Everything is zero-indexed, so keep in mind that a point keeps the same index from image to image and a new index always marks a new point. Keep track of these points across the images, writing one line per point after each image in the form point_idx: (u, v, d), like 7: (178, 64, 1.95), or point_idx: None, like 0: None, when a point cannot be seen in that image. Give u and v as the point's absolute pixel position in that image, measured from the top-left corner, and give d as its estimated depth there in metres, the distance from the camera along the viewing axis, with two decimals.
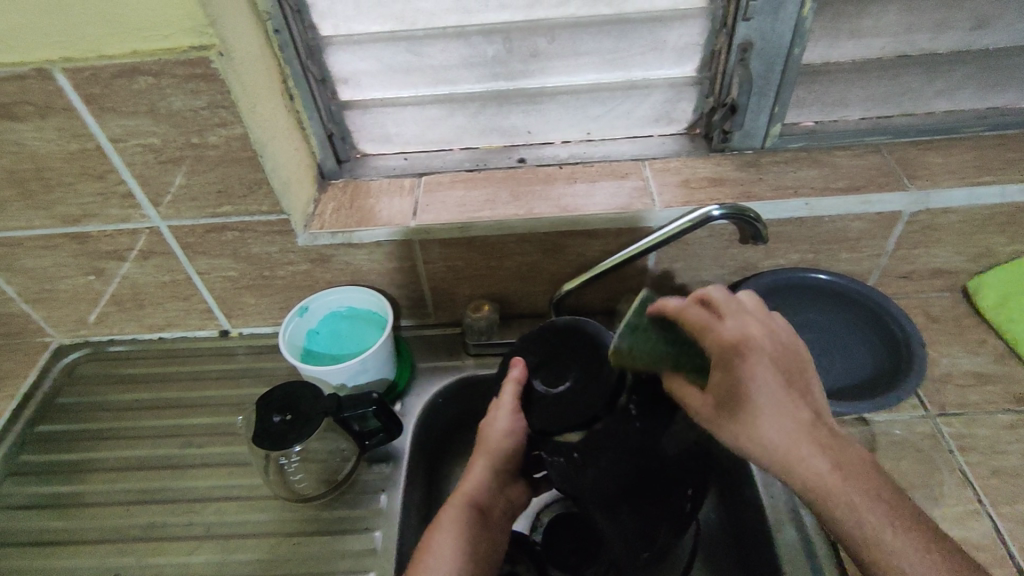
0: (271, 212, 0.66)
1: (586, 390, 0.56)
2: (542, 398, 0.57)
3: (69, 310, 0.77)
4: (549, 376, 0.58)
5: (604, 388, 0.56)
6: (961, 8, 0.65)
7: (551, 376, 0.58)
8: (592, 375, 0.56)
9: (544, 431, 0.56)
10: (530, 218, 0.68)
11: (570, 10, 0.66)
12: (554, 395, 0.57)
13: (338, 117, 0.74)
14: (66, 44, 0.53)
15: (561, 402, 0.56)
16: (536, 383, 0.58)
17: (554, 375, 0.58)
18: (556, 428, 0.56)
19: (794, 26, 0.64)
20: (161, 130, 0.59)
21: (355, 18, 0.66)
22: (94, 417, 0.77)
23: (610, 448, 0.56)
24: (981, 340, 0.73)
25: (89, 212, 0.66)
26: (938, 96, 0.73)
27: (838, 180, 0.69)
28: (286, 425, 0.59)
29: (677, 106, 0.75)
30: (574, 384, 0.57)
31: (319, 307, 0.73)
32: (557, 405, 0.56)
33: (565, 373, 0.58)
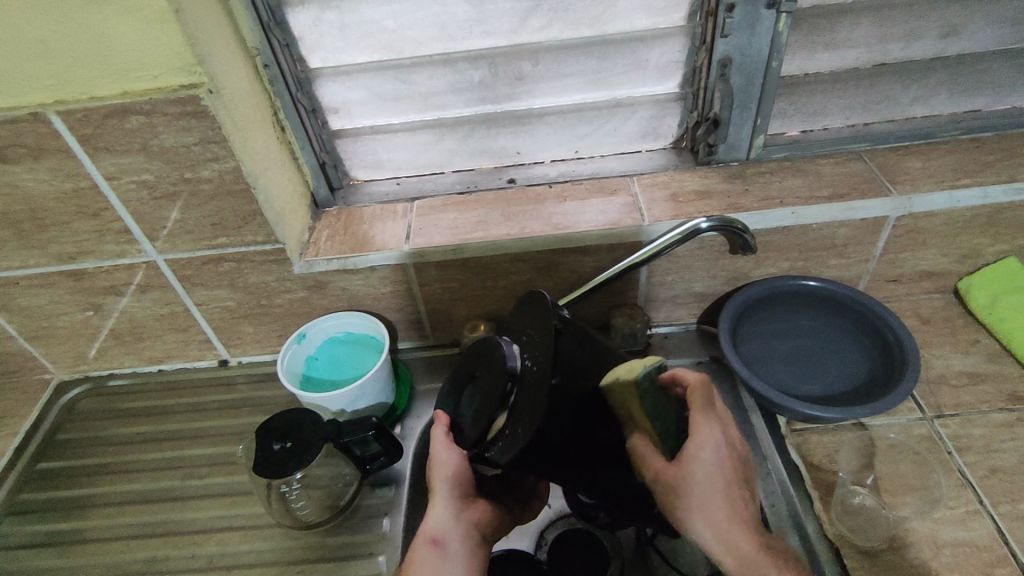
0: (265, 241, 0.67)
1: (487, 389, 0.51)
2: (466, 422, 0.53)
3: (68, 346, 0.78)
4: (466, 401, 0.54)
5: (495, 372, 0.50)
6: (932, 17, 0.67)
7: (467, 397, 0.54)
8: (490, 364, 0.51)
9: (479, 443, 0.50)
10: (521, 238, 0.69)
11: (552, 34, 0.68)
12: (472, 412, 0.52)
13: (330, 146, 0.75)
14: (60, 87, 0.54)
15: (477, 409, 0.51)
16: (460, 415, 0.54)
17: (468, 396, 0.54)
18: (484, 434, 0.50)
19: (771, 39, 0.66)
20: (155, 166, 0.60)
21: (343, 50, 0.67)
22: (95, 452, 0.77)
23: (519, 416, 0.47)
24: (973, 340, 0.74)
25: (85, 249, 0.67)
26: (916, 103, 0.75)
27: (822, 188, 0.70)
28: (286, 453, 0.59)
29: (661, 122, 0.76)
30: (483, 388, 0.51)
31: (316, 334, 0.73)
32: (476, 414, 0.51)
33: (474, 386, 0.53)
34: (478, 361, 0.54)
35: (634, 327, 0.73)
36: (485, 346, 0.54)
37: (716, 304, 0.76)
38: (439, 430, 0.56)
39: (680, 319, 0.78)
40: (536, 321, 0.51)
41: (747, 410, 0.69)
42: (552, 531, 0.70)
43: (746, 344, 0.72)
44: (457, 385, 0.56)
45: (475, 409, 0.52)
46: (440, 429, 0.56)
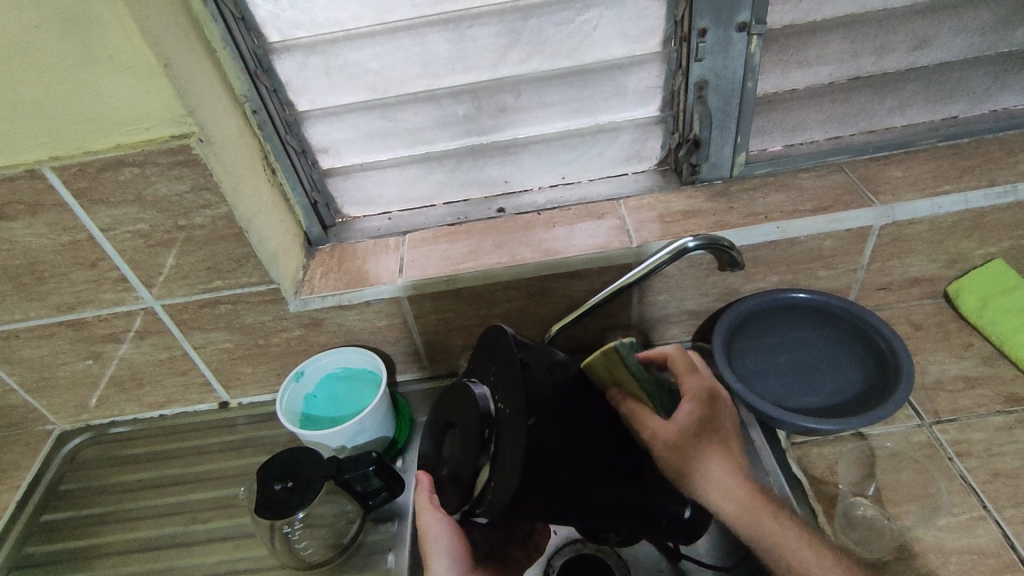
0: (260, 282, 0.68)
1: (467, 437, 0.54)
2: (449, 474, 0.56)
3: (69, 396, 0.78)
4: (448, 452, 0.57)
5: (470, 411, 0.54)
6: (901, 32, 0.69)
7: (452, 444, 0.57)
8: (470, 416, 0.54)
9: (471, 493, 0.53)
10: (512, 266, 0.70)
11: (533, 66, 0.69)
12: (456, 462, 0.55)
13: (321, 185, 0.77)
14: (55, 144, 0.55)
15: (463, 459, 0.54)
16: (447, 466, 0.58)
17: (450, 448, 0.57)
18: (470, 481, 0.53)
19: (745, 61, 0.68)
20: (149, 216, 0.61)
21: (329, 92, 0.69)
22: (98, 501, 0.76)
23: (503, 459, 0.49)
24: (968, 344, 0.74)
25: (84, 299, 0.68)
26: (893, 113, 0.76)
27: (806, 202, 0.71)
28: (287, 493, 0.59)
29: (644, 145, 0.78)
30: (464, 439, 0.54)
31: (314, 371, 0.74)
32: (457, 466, 0.55)
33: (454, 432, 0.57)
34: (454, 407, 0.58)
35: None
36: (458, 389, 0.58)
37: (709, 320, 0.77)
38: (423, 498, 0.58)
39: (675, 338, 0.78)
40: (497, 358, 0.54)
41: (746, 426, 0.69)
42: (559, 559, 0.66)
43: (741, 359, 0.72)
44: (439, 429, 0.60)
45: (462, 468, 0.54)
46: (428, 497, 0.58)
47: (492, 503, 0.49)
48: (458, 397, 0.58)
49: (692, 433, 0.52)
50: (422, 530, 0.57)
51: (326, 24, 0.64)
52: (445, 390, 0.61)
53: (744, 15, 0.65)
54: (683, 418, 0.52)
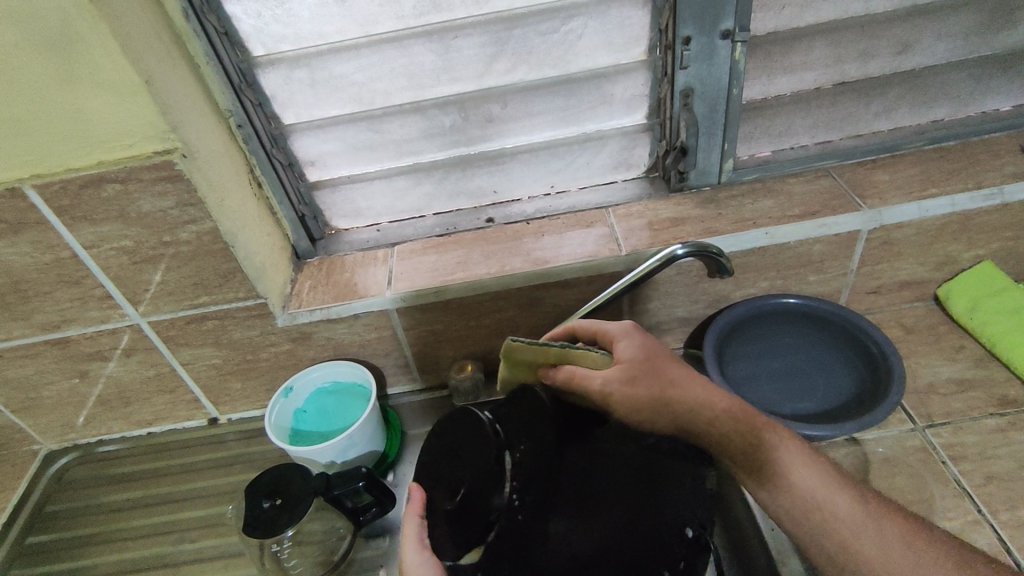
0: (247, 297, 0.68)
1: (469, 480, 0.51)
2: (443, 512, 0.51)
3: (55, 415, 0.77)
4: (443, 488, 0.53)
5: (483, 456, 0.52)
6: (885, 37, 0.69)
7: (446, 483, 0.53)
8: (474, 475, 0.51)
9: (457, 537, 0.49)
10: (501, 276, 0.70)
11: (518, 76, 0.69)
12: (458, 500, 0.51)
13: (308, 198, 0.76)
14: (35, 163, 0.55)
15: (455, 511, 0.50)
16: (443, 501, 0.52)
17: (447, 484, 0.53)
18: (473, 530, 0.48)
19: (730, 68, 0.68)
20: (133, 232, 0.61)
21: (315, 105, 0.69)
22: (85, 522, 0.75)
23: (504, 532, 0.47)
24: (959, 346, 0.74)
25: (68, 317, 0.67)
26: (879, 117, 0.77)
27: (794, 207, 0.71)
28: (277, 511, 0.58)
29: (632, 153, 0.78)
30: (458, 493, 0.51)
31: (303, 386, 0.73)
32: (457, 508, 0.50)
33: (455, 467, 0.53)
34: (459, 445, 0.55)
35: None
36: (471, 421, 0.55)
37: (700, 327, 0.76)
38: (412, 527, 0.51)
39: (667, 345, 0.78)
40: (528, 430, 0.52)
41: None
42: None
43: (733, 365, 0.72)
44: (439, 458, 0.56)
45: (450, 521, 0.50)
46: (416, 527, 0.51)
47: (493, 562, 0.46)
48: (468, 431, 0.55)
49: (643, 367, 0.54)
50: (405, 569, 0.49)
51: (310, 37, 0.64)
52: (449, 416, 0.58)
53: (728, 22, 0.65)
54: (627, 353, 0.55)
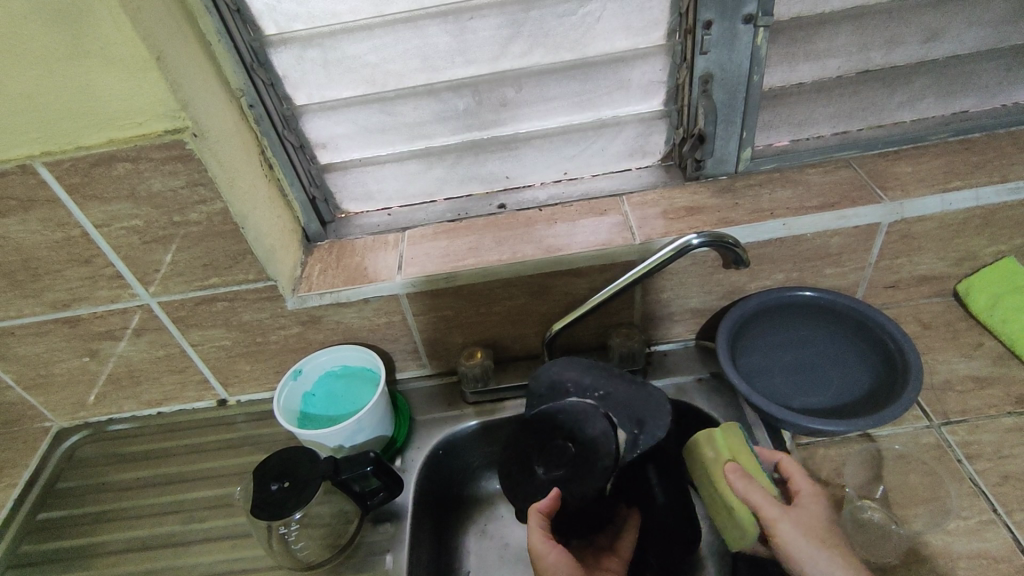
0: (257, 279, 0.67)
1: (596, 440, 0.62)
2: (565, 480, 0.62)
3: (66, 393, 0.78)
4: (545, 458, 0.64)
5: (607, 385, 0.65)
6: (911, 24, 0.67)
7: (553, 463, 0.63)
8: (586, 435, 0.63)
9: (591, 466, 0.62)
10: (513, 263, 0.69)
11: (535, 60, 0.68)
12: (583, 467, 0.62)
13: (319, 181, 0.76)
14: (46, 139, 0.54)
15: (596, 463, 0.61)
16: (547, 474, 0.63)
17: (551, 458, 0.64)
18: (638, 413, 0.62)
19: (751, 54, 0.67)
20: (143, 212, 0.60)
21: (327, 86, 0.68)
22: (95, 499, 0.76)
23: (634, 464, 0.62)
24: (977, 343, 0.72)
25: (79, 296, 0.67)
26: (903, 107, 0.75)
27: (813, 198, 0.69)
28: (286, 493, 0.58)
29: (648, 140, 0.76)
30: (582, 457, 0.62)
31: (312, 369, 0.73)
32: (597, 453, 0.61)
33: (563, 448, 0.63)
34: (580, 430, 0.63)
35: (632, 347, 0.72)
36: (562, 373, 0.67)
37: (713, 319, 0.75)
38: (537, 528, 0.57)
39: (678, 336, 0.77)
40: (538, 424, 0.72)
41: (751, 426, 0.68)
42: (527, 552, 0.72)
43: (746, 357, 0.71)
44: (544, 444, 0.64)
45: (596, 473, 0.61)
46: (538, 527, 0.57)
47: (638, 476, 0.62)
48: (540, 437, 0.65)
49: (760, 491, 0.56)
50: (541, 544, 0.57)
51: (324, 16, 0.62)
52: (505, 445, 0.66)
53: (750, 7, 0.63)
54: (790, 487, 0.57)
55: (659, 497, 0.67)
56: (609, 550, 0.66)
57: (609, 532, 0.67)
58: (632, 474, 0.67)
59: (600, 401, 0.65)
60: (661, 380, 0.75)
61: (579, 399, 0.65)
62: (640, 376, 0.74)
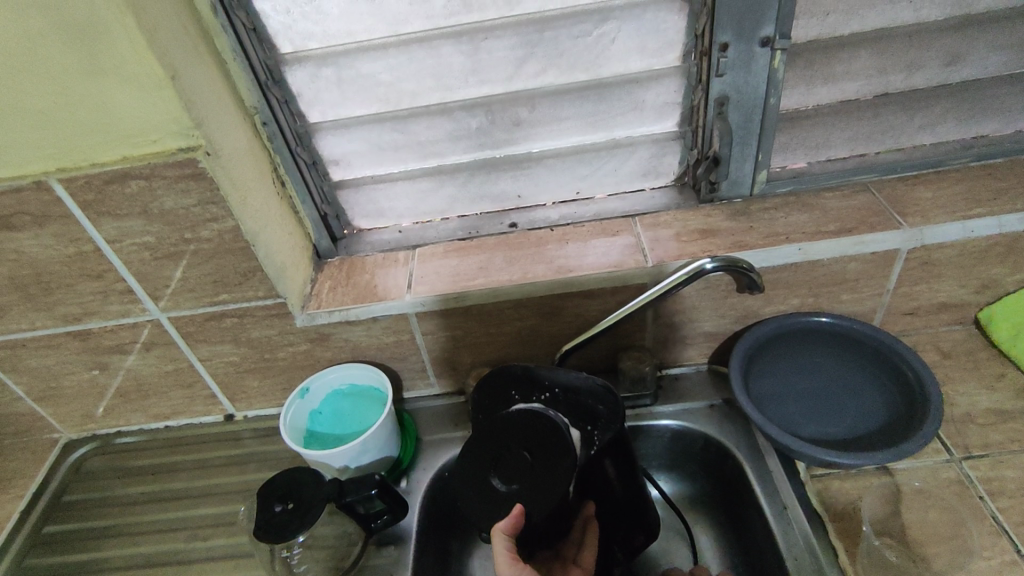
0: (266, 296, 0.67)
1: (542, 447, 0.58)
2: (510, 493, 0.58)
3: (75, 406, 0.78)
4: (501, 470, 0.59)
5: (552, 382, 0.62)
6: (933, 48, 0.66)
7: (504, 471, 0.59)
8: (533, 443, 0.59)
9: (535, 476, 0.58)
10: (523, 283, 0.68)
11: (548, 80, 0.68)
12: (530, 475, 0.58)
13: (331, 198, 0.76)
14: (62, 157, 0.55)
15: (540, 471, 0.57)
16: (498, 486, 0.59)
17: (507, 469, 0.59)
18: (586, 411, 0.59)
19: (768, 77, 0.66)
20: (155, 229, 0.60)
21: (340, 104, 0.68)
22: (101, 513, 0.76)
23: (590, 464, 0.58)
24: (999, 374, 0.70)
25: (90, 310, 0.67)
26: (923, 131, 0.73)
27: (830, 223, 0.68)
28: (289, 515, 0.58)
29: (661, 161, 0.75)
30: (529, 462, 0.58)
31: (319, 388, 0.72)
32: (555, 460, 0.57)
33: (518, 458, 0.59)
34: (534, 438, 0.59)
35: (642, 371, 0.71)
36: (507, 376, 0.64)
37: (727, 343, 0.74)
38: (504, 552, 0.54)
39: (690, 360, 0.76)
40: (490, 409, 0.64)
41: (763, 453, 0.67)
42: None
43: (759, 383, 0.69)
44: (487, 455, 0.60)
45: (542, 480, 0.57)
46: (505, 549, 0.54)
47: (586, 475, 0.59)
48: (491, 449, 0.60)
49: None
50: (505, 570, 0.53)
51: (339, 35, 0.63)
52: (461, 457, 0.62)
53: (768, 30, 0.62)
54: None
55: (618, 491, 0.62)
56: (575, 561, 0.62)
57: (573, 539, 0.63)
58: (592, 474, 0.59)
59: (548, 405, 0.61)
60: (672, 405, 0.73)
61: (525, 404, 0.61)
62: (650, 401, 0.73)
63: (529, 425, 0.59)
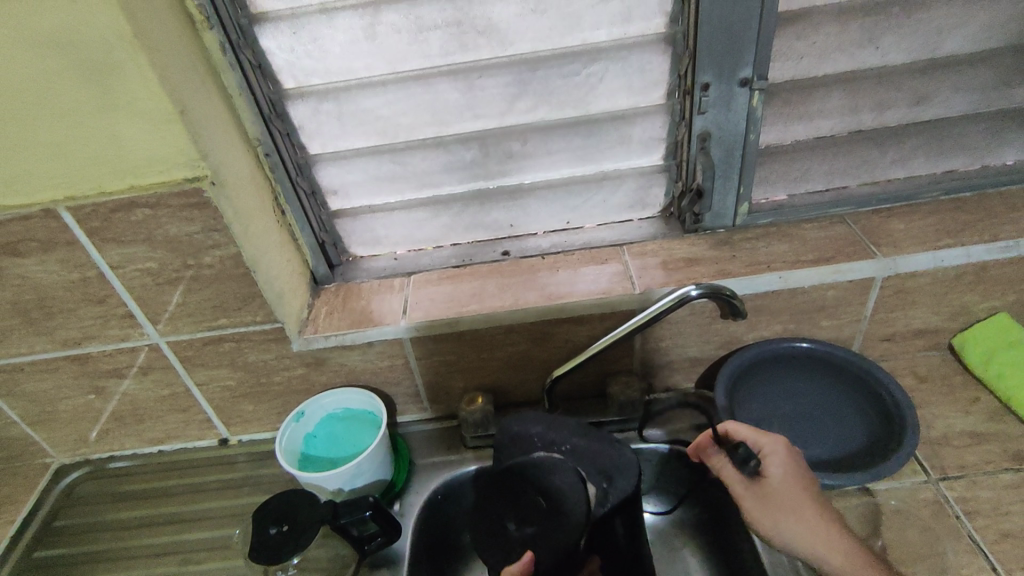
0: (264, 321, 0.69)
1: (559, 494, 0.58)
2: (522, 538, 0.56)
3: (69, 430, 0.78)
4: (515, 513, 0.58)
5: (573, 433, 0.63)
6: (900, 89, 0.71)
7: (518, 514, 0.58)
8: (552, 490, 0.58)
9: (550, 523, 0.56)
10: (515, 309, 0.71)
11: (539, 115, 0.71)
12: (543, 522, 0.57)
13: (329, 226, 0.78)
14: (71, 186, 0.57)
15: (553, 516, 0.57)
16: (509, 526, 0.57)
17: (522, 512, 0.57)
18: (606, 466, 0.60)
19: (747, 114, 0.70)
20: (158, 255, 0.62)
21: (340, 137, 0.71)
22: (92, 538, 0.75)
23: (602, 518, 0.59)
24: (973, 398, 0.73)
25: (90, 334, 0.68)
26: (895, 165, 0.77)
27: (808, 252, 0.71)
28: (284, 536, 0.58)
29: (648, 193, 0.79)
30: (545, 507, 0.58)
31: (314, 412, 0.73)
32: (570, 509, 0.57)
33: (533, 503, 0.58)
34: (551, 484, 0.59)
35: (630, 396, 0.73)
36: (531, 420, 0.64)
37: (712, 368, 0.76)
38: None
39: (677, 384, 0.78)
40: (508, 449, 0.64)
41: None
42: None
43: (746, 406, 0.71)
44: (499, 498, 0.59)
45: (556, 529, 0.56)
46: None
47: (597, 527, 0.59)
48: (507, 491, 0.59)
49: (812, 482, 0.60)
50: None
51: (340, 72, 0.66)
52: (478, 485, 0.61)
53: (746, 71, 0.66)
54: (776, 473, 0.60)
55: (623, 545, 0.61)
56: None
57: None
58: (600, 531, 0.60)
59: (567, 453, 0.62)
60: (660, 429, 0.75)
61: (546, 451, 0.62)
62: (639, 425, 0.75)
63: (547, 468, 0.59)
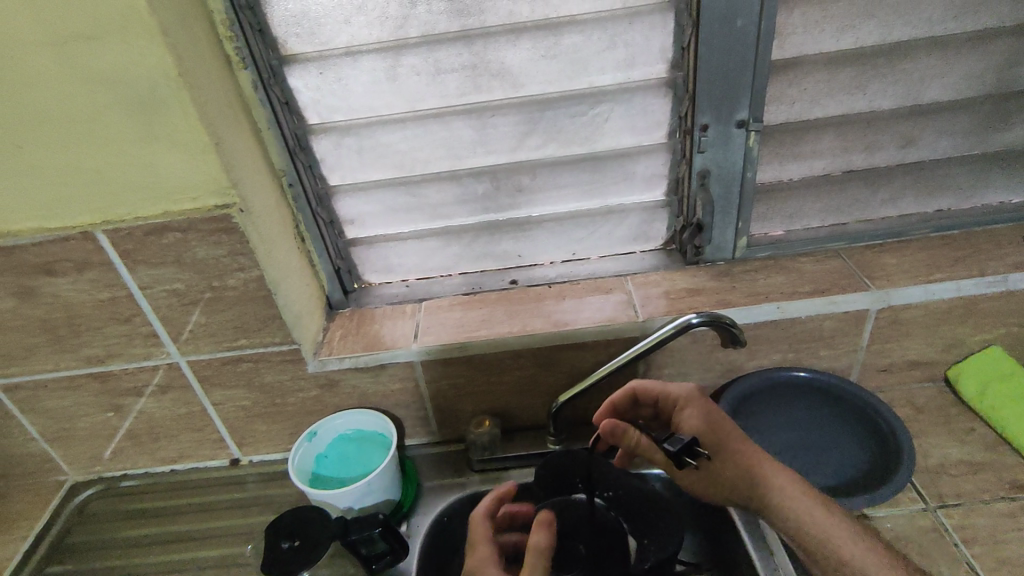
0: (282, 342, 0.72)
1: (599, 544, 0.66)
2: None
3: (86, 447, 0.80)
4: (558, 559, 0.65)
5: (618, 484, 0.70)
6: (888, 132, 0.75)
7: (562, 559, 0.65)
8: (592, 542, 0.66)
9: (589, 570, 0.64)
10: (523, 335, 0.74)
11: (547, 152, 0.75)
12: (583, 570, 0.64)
13: (345, 253, 0.82)
14: (109, 210, 0.61)
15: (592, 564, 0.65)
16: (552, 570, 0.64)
17: (565, 559, 0.65)
18: (646, 527, 0.67)
19: (744, 154, 0.74)
20: (186, 276, 0.66)
21: (359, 169, 0.75)
22: (102, 555, 0.77)
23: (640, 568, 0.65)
24: (969, 428, 0.74)
25: (114, 352, 0.71)
26: (886, 204, 0.81)
27: (805, 284, 0.75)
28: (294, 553, 0.60)
29: (651, 226, 0.82)
30: (586, 555, 0.65)
31: (326, 432, 0.75)
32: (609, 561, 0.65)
33: (575, 548, 0.65)
34: (593, 534, 0.67)
35: None
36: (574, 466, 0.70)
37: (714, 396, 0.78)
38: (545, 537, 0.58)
39: None
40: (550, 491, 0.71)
41: None
42: None
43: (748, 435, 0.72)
44: None
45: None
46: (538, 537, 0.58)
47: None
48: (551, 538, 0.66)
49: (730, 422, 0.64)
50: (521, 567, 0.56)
51: (362, 109, 0.71)
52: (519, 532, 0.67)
53: (742, 113, 0.71)
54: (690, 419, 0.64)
55: None
56: None
57: None
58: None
59: (608, 503, 0.69)
60: None
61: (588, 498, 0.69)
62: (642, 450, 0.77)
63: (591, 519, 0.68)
